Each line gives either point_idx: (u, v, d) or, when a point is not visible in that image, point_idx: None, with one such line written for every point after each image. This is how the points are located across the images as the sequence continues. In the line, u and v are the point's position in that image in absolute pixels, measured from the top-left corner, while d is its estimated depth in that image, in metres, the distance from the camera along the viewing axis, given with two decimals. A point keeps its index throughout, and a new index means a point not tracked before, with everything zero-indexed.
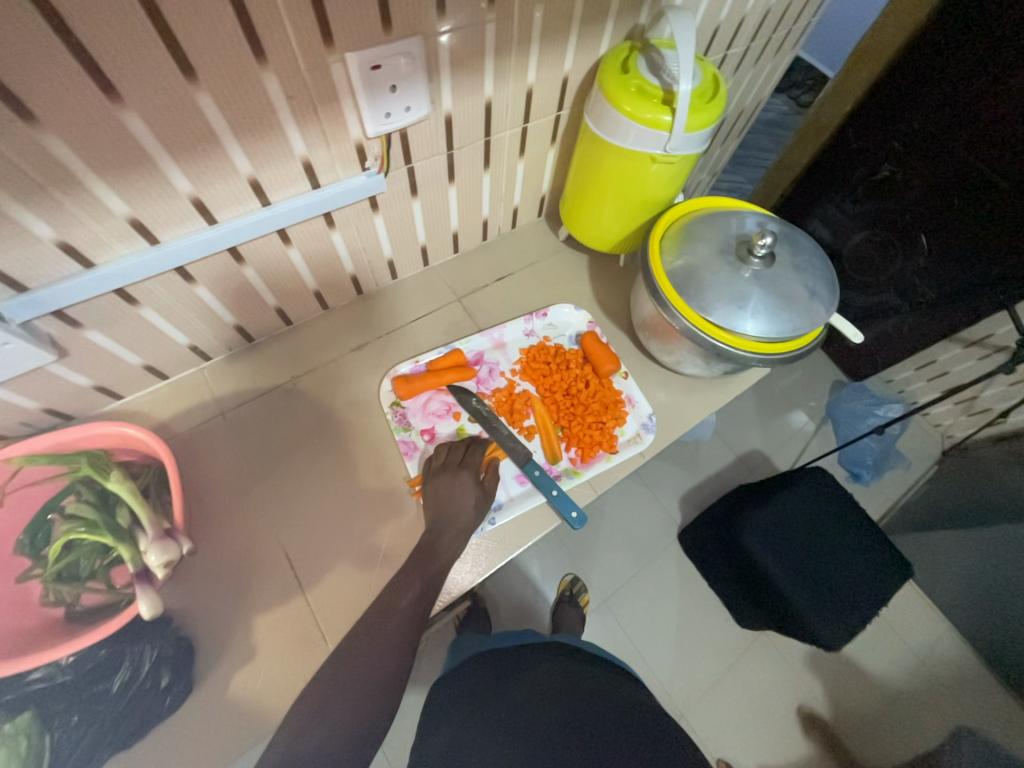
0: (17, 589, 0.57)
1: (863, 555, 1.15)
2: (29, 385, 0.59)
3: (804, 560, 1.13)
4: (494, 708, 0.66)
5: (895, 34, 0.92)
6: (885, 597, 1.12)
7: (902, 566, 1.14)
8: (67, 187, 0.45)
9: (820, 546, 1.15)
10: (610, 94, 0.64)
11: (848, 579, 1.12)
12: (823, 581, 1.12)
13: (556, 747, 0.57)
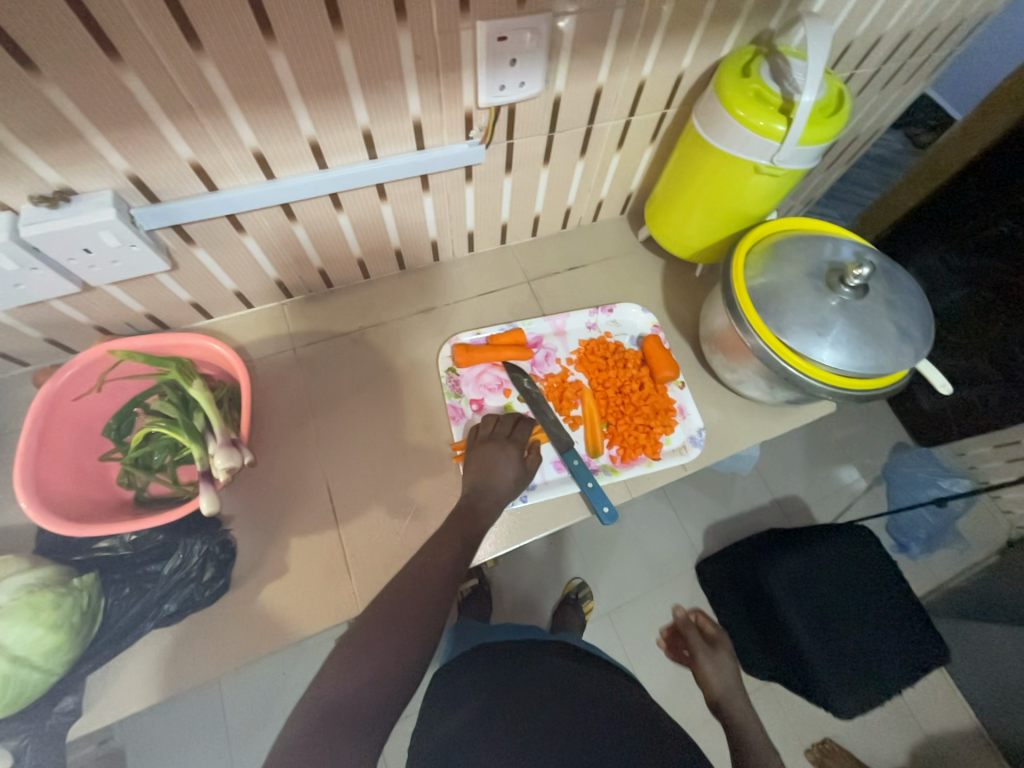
0: (98, 465, 0.64)
1: (898, 627, 1.07)
2: (141, 289, 0.65)
3: (830, 618, 1.07)
4: (504, 691, 0.66)
5: None
6: (914, 675, 1.04)
7: (939, 646, 1.06)
8: (213, 114, 0.50)
9: (850, 607, 1.08)
10: (725, 96, 0.63)
11: (875, 648, 1.05)
12: (847, 644, 1.06)
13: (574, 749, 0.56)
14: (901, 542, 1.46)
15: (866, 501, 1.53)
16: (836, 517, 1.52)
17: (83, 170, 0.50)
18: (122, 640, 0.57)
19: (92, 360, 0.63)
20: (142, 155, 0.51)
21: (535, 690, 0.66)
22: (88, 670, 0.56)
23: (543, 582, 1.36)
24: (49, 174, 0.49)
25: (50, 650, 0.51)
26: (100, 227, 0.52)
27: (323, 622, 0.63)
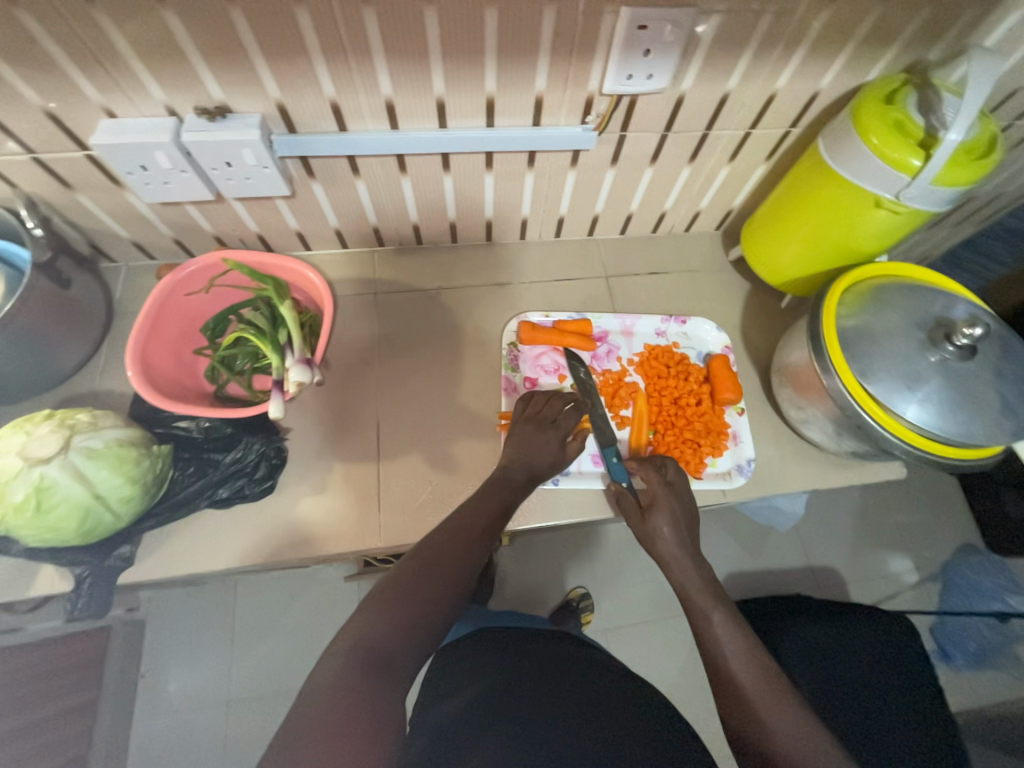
0: (191, 356, 0.72)
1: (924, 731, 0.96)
2: (259, 209, 0.72)
3: (846, 702, 0.99)
4: (505, 698, 0.66)
5: None
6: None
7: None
8: (361, 58, 0.54)
9: (870, 695, 0.99)
10: (860, 121, 0.60)
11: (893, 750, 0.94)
12: (859, 736, 0.95)
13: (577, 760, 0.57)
14: (942, 650, 1.34)
15: (913, 595, 1.41)
16: (874, 601, 1.40)
17: (242, 92, 0.56)
18: (179, 509, 0.64)
19: (207, 263, 0.70)
20: (292, 87, 0.56)
21: (534, 699, 0.65)
22: (146, 527, 0.63)
23: (547, 581, 1.36)
24: (215, 90, 0.56)
25: (125, 499, 0.58)
26: (242, 145, 0.58)
27: (347, 544, 0.67)
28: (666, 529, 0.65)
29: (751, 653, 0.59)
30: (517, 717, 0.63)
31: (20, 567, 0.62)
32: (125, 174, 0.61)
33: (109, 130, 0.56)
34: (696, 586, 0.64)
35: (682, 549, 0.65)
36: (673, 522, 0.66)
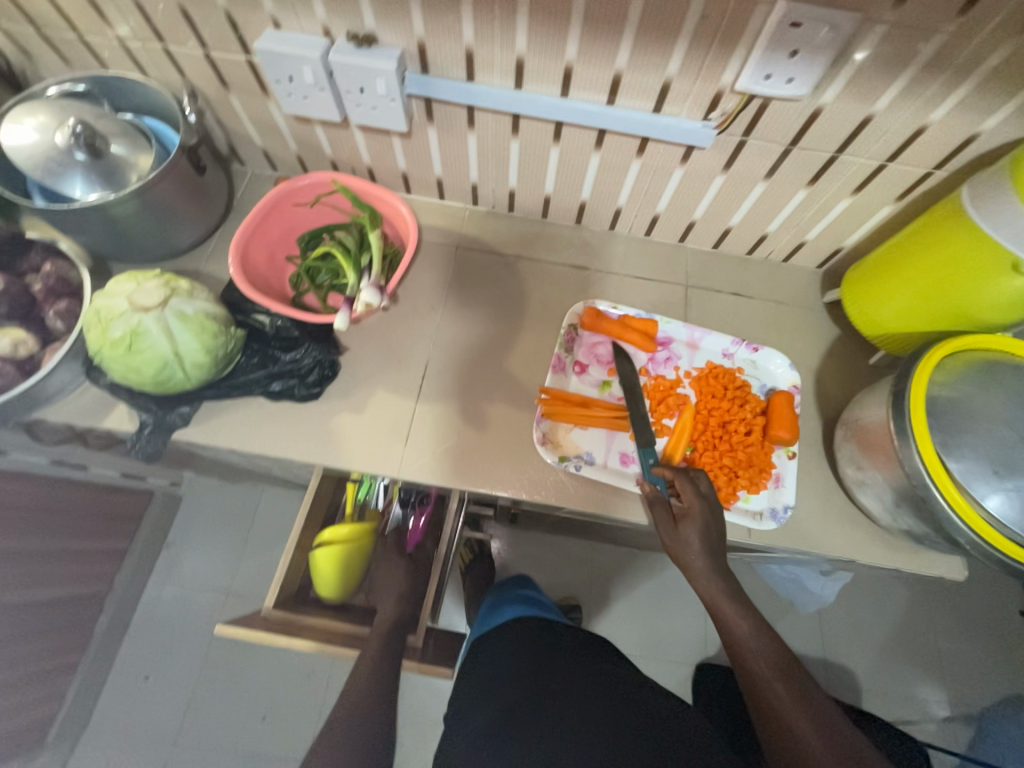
0: (282, 260, 0.79)
1: None
2: (375, 142, 0.77)
3: None
4: (545, 691, 0.71)
5: None
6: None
7: None
8: (505, 13, 0.56)
9: None
10: (1019, 172, 0.53)
11: None
12: None
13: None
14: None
15: (938, 728, 1.26)
16: (889, 718, 1.26)
17: (391, 25, 0.60)
18: (237, 389, 0.70)
19: (319, 180, 0.76)
20: (437, 31, 0.60)
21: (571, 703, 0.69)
22: (205, 396, 0.70)
23: (544, 581, 1.34)
24: (368, 19, 0.60)
25: (198, 363, 0.64)
26: (378, 75, 0.62)
27: (369, 466, 0.70)
28: (696, 542, 0.61)
29: (788, 672, 0.56)
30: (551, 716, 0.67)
31: (102, 399, 0.71)
32: (274, 82, 0.67)
33: (270, 38, 0.62)
34: (726, 601, 0.60)
35: (710, 565, 0.61)
36: (704, 534, 0.62)
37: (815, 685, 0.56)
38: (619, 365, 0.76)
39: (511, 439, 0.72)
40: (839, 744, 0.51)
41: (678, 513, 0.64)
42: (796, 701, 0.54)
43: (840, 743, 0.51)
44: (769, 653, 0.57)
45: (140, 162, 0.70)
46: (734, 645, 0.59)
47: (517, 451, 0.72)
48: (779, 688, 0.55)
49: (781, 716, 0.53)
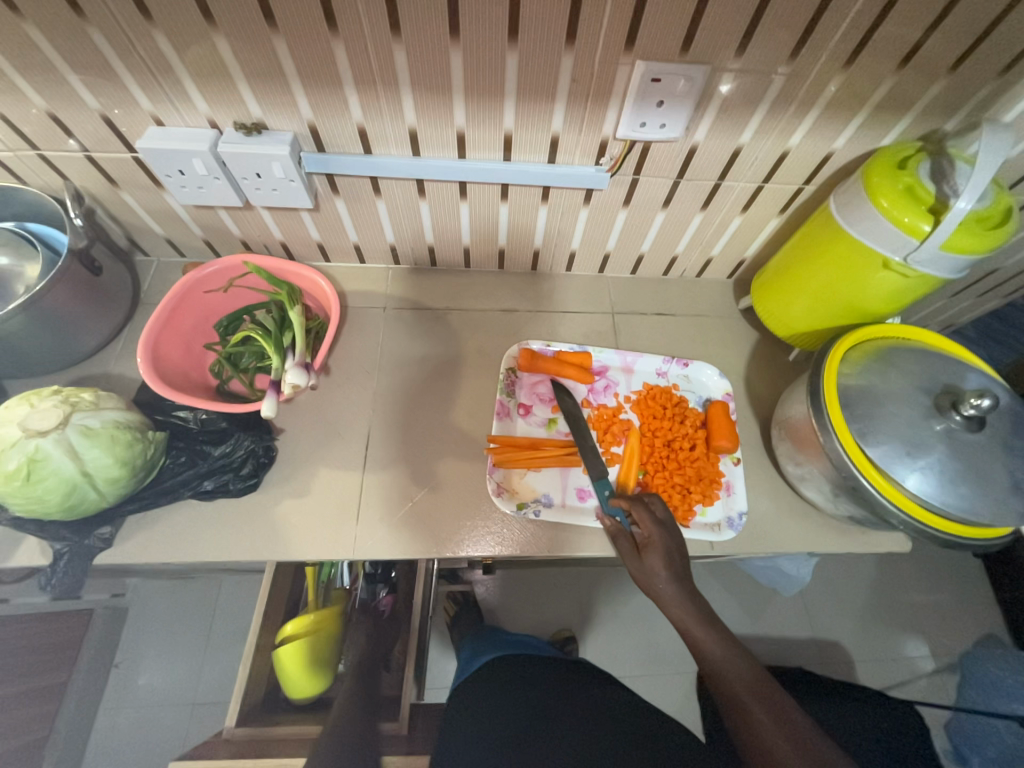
0: (201, 350, 0.75)
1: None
2: (283, 219, 0.76)
3: None
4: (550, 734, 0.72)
5: None
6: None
7: None
8: (389, 91, 0.58)
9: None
10: (869, 184, 0.60)
11: None
12: None
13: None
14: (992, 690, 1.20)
15: (928, 685, 1.30)
16: (883, 686, 1.30)
17: (278, 111, 0.61)
18: (163, 496, 0.65)
19: (230, 264, 0.74)
20: (325, 112, 0.61)
21: (570, 725, 0.73)
22: (128, 510, 0.64)
23: (533, 620, 1.30)
24: (253, 108, 0.60)
25: (113, 478, 0.59)
26: (272, 159, 0.62)
27: (320, 551, 0.66)
28: (661, 568, 0.62)
29: (763, 685, 0.57)
30: (555, 739, 0.71)
31: (7, 534, 0.64)
32: (164, 177, 0.65)
33: (154, 136, 0.61)
34: (697, 622, 0.60)
35: (678, 588, 0.61)
36: (668, 559, 0.63)
37: (796, 708, 0.56)
38: (560, 401, 0.77)
39: (466, 495, 0.71)
40: (817, 762, 0.51)
41: (640, 542, 0.65)
42: (773, 716, 0.55)
43: (818, 760, 0.51)
44: (744, 670, 0.58)
45: (27, 272, 0.67)
46: (712, 667, 0.59)
47: (474, 506, 0.71)
48: (757, 708, 0.55)
49: (761, 737, 0.54)
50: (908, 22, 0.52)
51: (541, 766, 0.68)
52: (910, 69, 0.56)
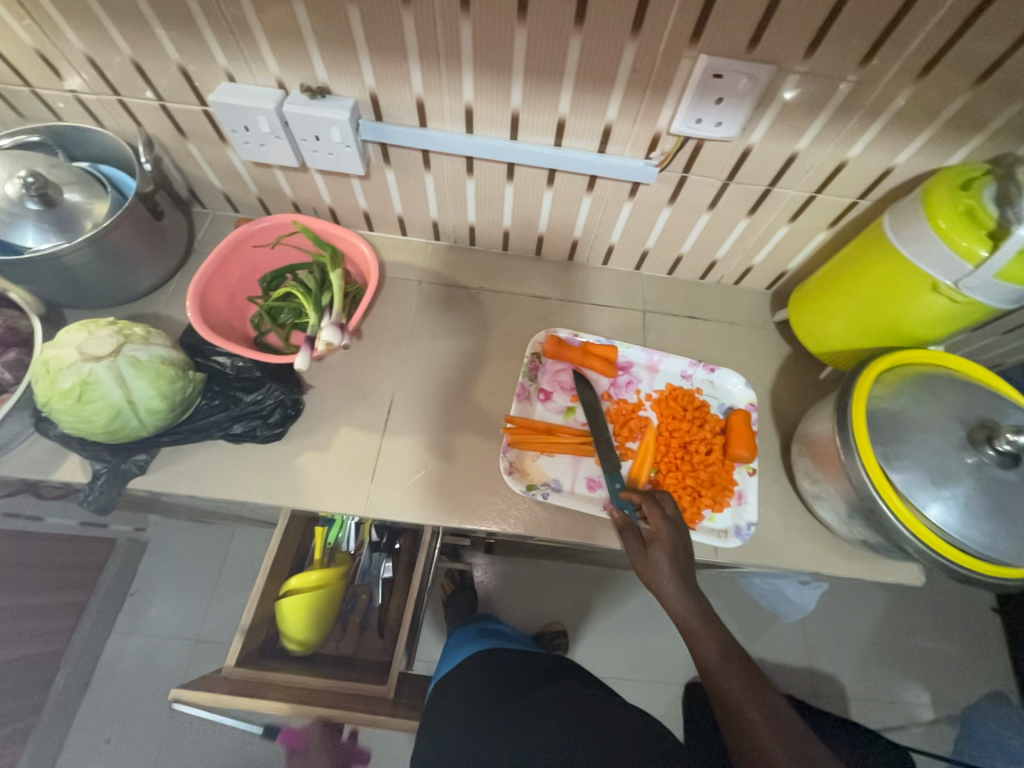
0: (244, 301, 0.78)
1: None
2: (334, 183, 0.79)
3: None
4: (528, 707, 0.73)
5: None
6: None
7: None
8: (451, 66, 0.59)
9: None
10: (929, 202, 0.58)
11: None
12: None
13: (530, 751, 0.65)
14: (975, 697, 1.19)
15: (924, 733, 1.27)
16: (876, 727, 1.27)
17: (343, 77, 0.63)
18: (196, 433, 0.69)
19: (280, 222, 0.77)
20: (386, 81, 0.62)
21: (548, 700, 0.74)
22: (163, 442, 0.68)
23: (527, 610, 1.31)
24: (320, 71, 0.62)
25: (154, 408, 0.63)
26: (332, 123, 0.65)
27: (334, 505, 0.69)
28: (665, 566, 0.62)
29: (757, 687, 0.56)
30: (531, 710, 0.73)
31: (54, 450, 0.68)
32: (229, 131, 0.68)
33: (226, 91, 0.64)
34: (695, 622, 0.60)
35: (680, 586, 0.61)
36: (673, 557, 0.62)
37: (793, 713, 0.55)
38: (581, 392, 0.78)
39: (480, 471, 0.73)
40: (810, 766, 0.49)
41: (646, 538, 0.65)
42: (766, 718, 0.53)
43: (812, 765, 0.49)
44: (739, 671, 0.57)
45: (96, 208, 0.70)
46: (707, 663, 0.59)
47: (485, 482, 0.72)
48: (750, 707, 0.54)
49: (753, 737, 0.52)
50: (991, 36, 0.50)
51: (519, 729, 0.69)
52: (987, 86, 0.54)
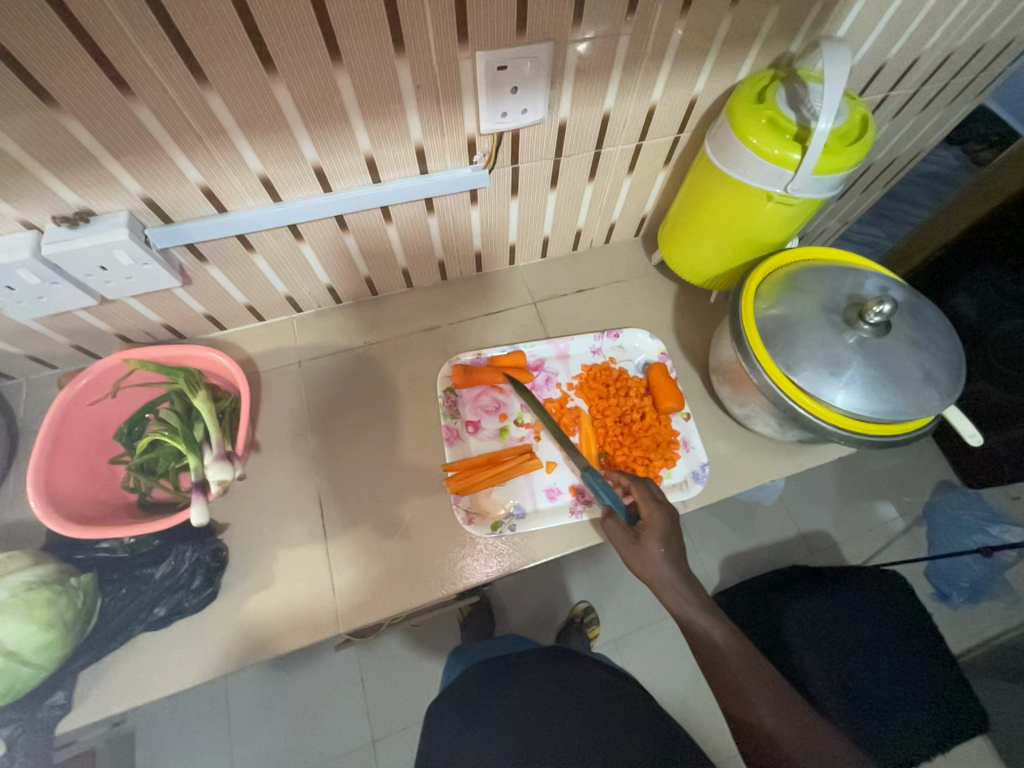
0: (107, 467, 0.67)
1: (918, 672, 1.03)
2: (155, 302, 0.68)
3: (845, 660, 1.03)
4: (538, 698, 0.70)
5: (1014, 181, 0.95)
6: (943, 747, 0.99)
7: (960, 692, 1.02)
8: (220, 143, 0.52)
9: (866, 654, 1.04)
10: (737, 123, 0.60)
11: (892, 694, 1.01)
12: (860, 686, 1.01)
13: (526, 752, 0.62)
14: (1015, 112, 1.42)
15: (903, 543, 1.44)
16: (867, 558, 1.42)
17: (102, 193, 0.53)
18: (114, 639, 0.60)
19: (108, 367, 0.66)
20: (153, 180, 0.53)
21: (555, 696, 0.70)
22: (79, 668, 0.58)
23: (547, 606, 1.31)
24: (69, 196, 0.52)
25: (42, 646, 0.53)
26: (113, 247, 0.55)
27: (305, 636, 0.63)
28: (659, 552, 0.62)
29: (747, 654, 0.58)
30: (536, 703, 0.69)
31: None
32: None
33: None
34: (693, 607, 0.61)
35: (676, 573, 0.62)
36: (665, 541, 0.63)
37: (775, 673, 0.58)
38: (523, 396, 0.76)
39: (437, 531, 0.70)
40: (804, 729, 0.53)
41: (640, 526, 0.65)
42: (762, 689, 0.55)
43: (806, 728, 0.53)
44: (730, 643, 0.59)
45: None
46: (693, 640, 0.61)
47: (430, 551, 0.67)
48: (743, 678, 0.56)
49: (747, 702, 0.55)
50: None
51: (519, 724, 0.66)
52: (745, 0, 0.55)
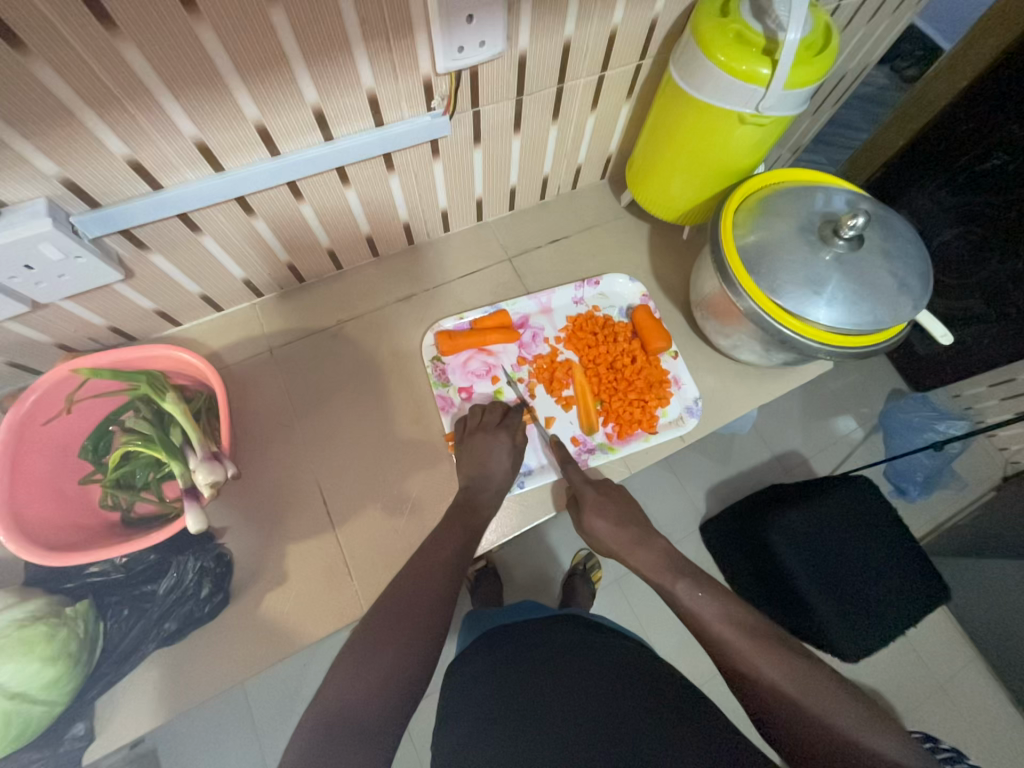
0: (79, 488, 0.61)
1: (893, 559, 1.14)
2: (99, 302, 0.61)
3: (827, 561, 1.13)
4: (550, 656, 0.59)
5: (947, 91, 0.99)
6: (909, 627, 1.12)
7: (932, 579, 1.13)
8: (145, 105, 0.45)
9: (845, 551, 1.14)
10: (703, 41, 0.57)
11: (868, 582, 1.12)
12: (841, 581, 1.12)
13: (522, 716, 0.52)
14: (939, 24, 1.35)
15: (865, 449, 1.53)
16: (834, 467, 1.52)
17: (12, 180, 0.46)
18: (127, 660, 0.57)
19: (56, 381, 0.59)
20: (72, 158, 0.46)
21: (569, 658, 0.58)
22: (96, 694, 0.55)
23: (550, 558, 1.35)
24: None
25: (50, 681, 0.50)
26: (38, 240, 0.48)
27: (327, 623, 0.62)
28: (634, 542, 0.64)
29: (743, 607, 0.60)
30: (546, 665, 0.58)
31: None
32: None
33: None
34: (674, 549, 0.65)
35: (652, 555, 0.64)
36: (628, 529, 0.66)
37: None
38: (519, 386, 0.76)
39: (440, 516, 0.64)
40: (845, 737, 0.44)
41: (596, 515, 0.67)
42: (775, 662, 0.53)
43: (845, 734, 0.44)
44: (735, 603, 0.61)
45: None
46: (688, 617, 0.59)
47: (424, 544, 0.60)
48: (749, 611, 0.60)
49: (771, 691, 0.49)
50: None
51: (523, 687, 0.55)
52: None
